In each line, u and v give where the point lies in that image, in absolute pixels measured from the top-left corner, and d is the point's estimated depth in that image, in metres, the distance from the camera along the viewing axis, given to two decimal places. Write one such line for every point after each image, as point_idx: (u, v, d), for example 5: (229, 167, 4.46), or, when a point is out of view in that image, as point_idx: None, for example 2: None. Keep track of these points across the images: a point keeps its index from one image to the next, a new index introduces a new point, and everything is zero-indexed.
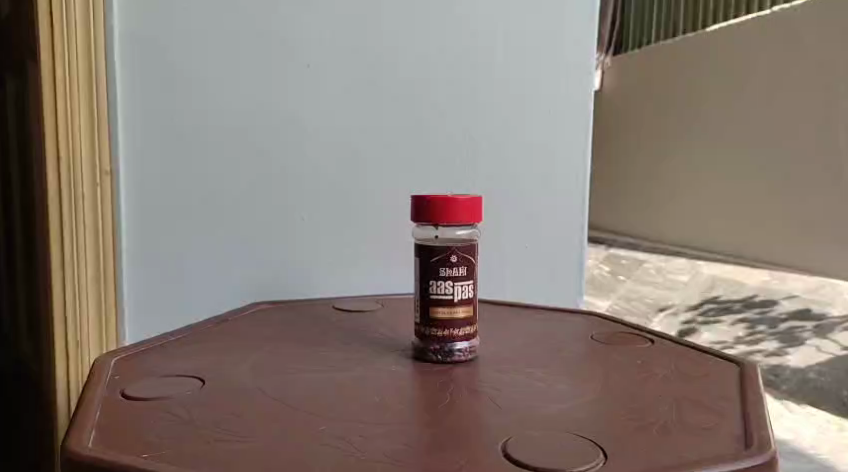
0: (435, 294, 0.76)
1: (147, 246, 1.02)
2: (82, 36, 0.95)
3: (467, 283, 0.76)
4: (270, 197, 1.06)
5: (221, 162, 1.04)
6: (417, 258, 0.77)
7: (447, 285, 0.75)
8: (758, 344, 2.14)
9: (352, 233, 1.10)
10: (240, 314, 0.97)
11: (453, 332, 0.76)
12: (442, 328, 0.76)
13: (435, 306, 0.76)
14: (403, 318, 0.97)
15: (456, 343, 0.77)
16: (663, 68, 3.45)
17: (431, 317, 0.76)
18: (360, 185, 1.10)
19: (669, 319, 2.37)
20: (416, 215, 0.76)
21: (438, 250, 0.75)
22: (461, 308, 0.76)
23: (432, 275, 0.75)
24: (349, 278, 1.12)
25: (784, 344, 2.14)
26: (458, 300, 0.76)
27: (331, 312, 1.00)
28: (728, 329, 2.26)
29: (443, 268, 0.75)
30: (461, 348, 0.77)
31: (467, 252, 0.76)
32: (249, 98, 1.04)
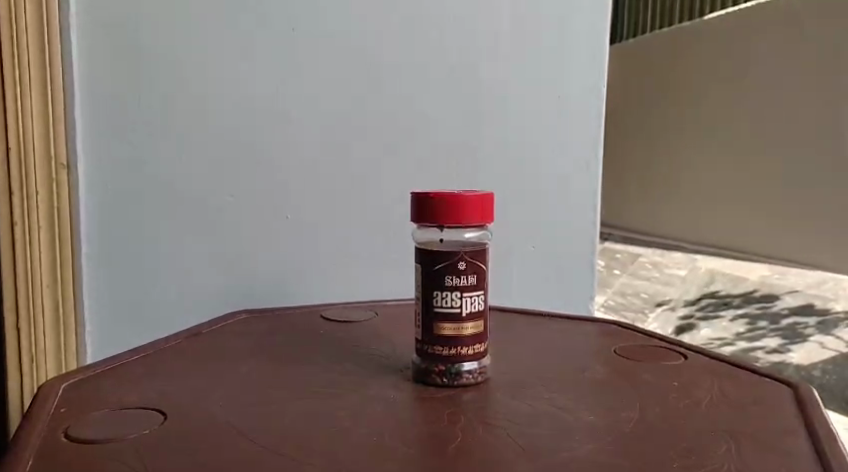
0: (439, 306, 0.65)
1: (111, 247, 0.92)
2: (34, 16, 0.86)
3: (477, 294, 0.65)
4: (250, 193, 0.95)
5: (193, 155, 0.93)
6: (419, 265, 0.66)
7: (454, 296, 0.65)
8: (759, 342, 2.05)
9: (341, 234, 0.99)
10: (213, 325, 0.86)
11: (461, 350, 0.65)
12: (449, 346, 0.65)
13: (440, 320, 0.65)
14: (400, 330, 0.86)
15: (464, 363, 0.66)
16: (662, 56, 3.34)
17: (435, 334, 0.65)
18: (351, 180, 0.99)
19: (667, 315, 2.25)
20: (418, 214, 0.65)
21: (445, 255, 0.65)
22: (471, 323, 0.65)
23: (436, 285, 0.65)
24: (339, 283, 1.00)
25: (786, 341, 2.05)
26: (467, 313, 0.65)
27: (318, 322, 0.89)
28: (728, 325, 2.16)
29: (450, 276, 0.65)
30: (470, 370, 0.66)
31: (478, 259, 0.65)
32: (225, 82, 0.93)
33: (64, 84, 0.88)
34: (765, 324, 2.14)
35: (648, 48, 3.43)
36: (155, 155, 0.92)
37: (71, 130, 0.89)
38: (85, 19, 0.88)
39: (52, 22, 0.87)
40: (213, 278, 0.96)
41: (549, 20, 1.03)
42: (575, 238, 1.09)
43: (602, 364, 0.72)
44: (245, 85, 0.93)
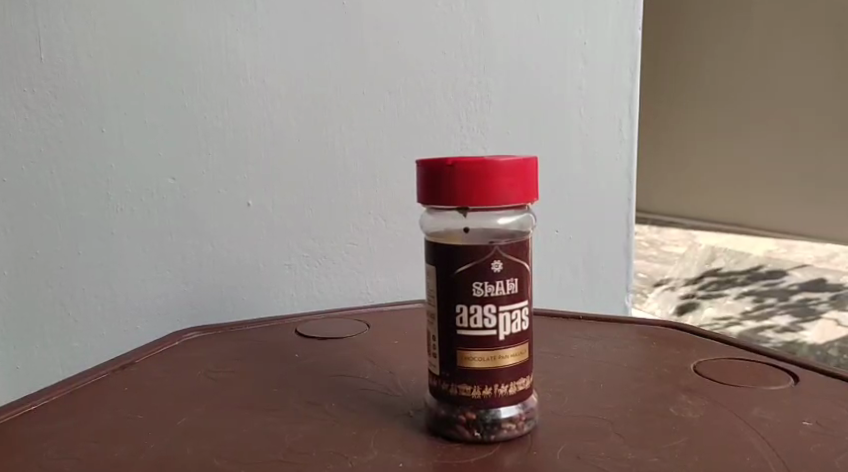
0: (465, 328, 0.44)
1: (16, 247, 0.72)
2: None
3: (517, 306, 0.45)
4: (198, 177, 0.75)
5: (119, 129, 0.72)
6: (432, 269, 0.45)
7: (485, 312, 0.44)
8: (767, 320, 1.61)
9: (318, 223, 0.79)
10: (148, 351, 0.64)
11: (498, 391, 0.45)
12: (479, 385, 0.44)
13: (466, 346, 0.44)
14: (400, 347, 0.66)
15: (503, 408, 0.45)
16: None
17: (461, 367, 0.45)
18: (328, 156, 0.78)
19: (663, 290, 1.75)
20: (429, 192, 0.44)
21: (470, 254, 0.44)
22: (510, 349, 0.45)
23: (459, 297, 0.44)
24: (318, 286, 0.81)
25: (797, 319, 1.60)
26: (506, 335, 0.45)
27: (292, 341, 0.69)
28: (728, 302, 1.69)
29: (479, 284, 0.44)
30: (512, 417, 0.45)
31: (518, 255, 0.45)
32: (154, 33, 0.71)
33: None
34: (774, 301, 1.67)
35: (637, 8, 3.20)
36: (68, 129, 0.71)
37: None
38: None
39: None
40: (152, 285, 0.75)
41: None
42: (606, 220, 0.89)
43: (686, 389, 0.53)
44: (182, 35, 0.72)
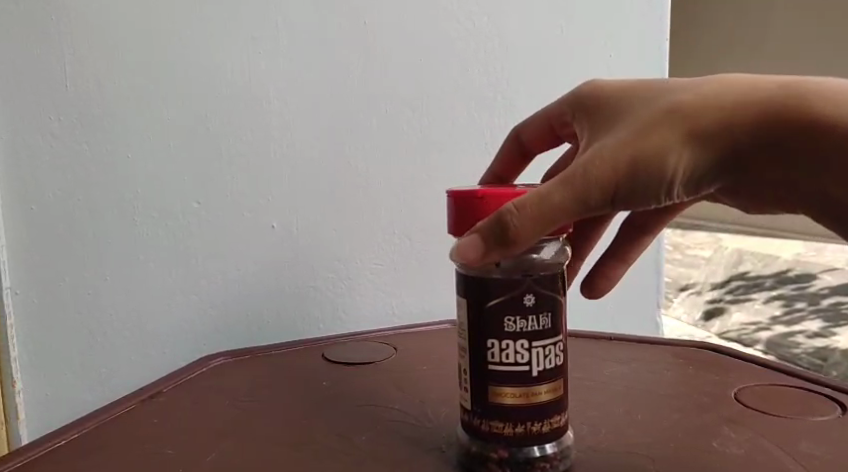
0: (498, 363, 0.43)
1: (42, 275, 0.70)
2: None
3: (550, 341, 0.44)
4: (223, 202, 0.74)
5: (146, 154, 0.71)
6: (463, 303, 0.45)
7: (519, 347, 0.43)
8: (799, 324, 1.70)
9: (342, 244, 0.79)
10: (178, 380, 0.64)
11: (531, 428, 0.43)
12: (512, 421, 0.43)
13: (498, 381, 0.43)
14: (430, 373, 0.65)
15: (536, 446, 0.44)
16: None
17: (493, 402, 0.43)
18: (351, 175, 0.78)
19: (694, 298, 1.87)
20: (485, 256, 0.42)
21: (503, 287, 0.43)
22: (544, 385, 0.43)
23: (491, 331, 0.43)
24: (343, 309, 0.80)
25: (828, 324, 1.69)
26: (539, 371, 0.43)
27: (322, 367, 0.68)
28: (760, 308, 1.81)
29: (512, 318, 0.43)
30: (545, 456, 0.44)
31: (549, 288, 0.44)
32: (177, 54, 0.71)
33: None
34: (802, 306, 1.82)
35: None
36: (93, 154, 0.70)
37: None
38: None
39: None
40: (179, 310, 0.75)
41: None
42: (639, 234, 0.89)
43: (729, 421, 0.51)
44: (207, 58, 0.72)
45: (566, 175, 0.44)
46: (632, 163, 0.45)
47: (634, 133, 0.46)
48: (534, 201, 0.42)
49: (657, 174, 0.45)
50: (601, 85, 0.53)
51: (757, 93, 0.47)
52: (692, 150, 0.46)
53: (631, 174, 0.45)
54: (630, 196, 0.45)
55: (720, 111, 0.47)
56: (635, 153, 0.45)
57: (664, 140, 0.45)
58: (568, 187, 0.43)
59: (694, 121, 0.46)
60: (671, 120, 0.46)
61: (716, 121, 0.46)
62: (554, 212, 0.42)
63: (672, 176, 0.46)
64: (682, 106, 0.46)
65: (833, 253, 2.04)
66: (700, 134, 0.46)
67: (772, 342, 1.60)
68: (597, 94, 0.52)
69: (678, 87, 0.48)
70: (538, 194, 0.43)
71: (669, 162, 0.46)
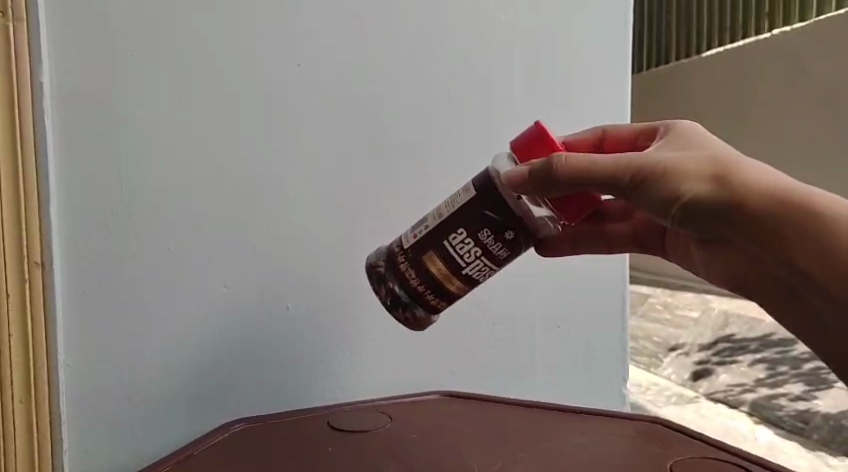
0: (451, 243, 0.73)
1: (94, 350, 0.81)
2: (5, 92, 0.75)
3: (487, 264, 0.73)
4: (247, 287, 0.87)
5: (183, 246, 0.84)
6: (476, 197, 0.72)
7: (470, 250, 0.72)
8: (781, 386, 1.71)
9: (348, 322, 0.92)
10: (206, 444, 0.78)
11: (427, 297, 0.74)
12: (422, 280, 0.74)
13: (441, 255, 0.73)
14: (420, 443, 0.78)
15: (412, 302, 0.75)
16: (648, 89, 3.24)
17: (423, 260, 0.74)
18: (355, 263, 0.92)
19: (683, 359, 1.96)
20: (524, 182, 0.68)
21: (503, 211, 0.71)
22: (459, 280, 0.74)
23: (472, 226, 0.72)
24: (346, 379, 0.92)
25: (810, 386, 1.70)
26: (465, 271, 0.73)
27: (328, 434, 0.80)
28: (746, 370, 1.83)
29: (486, 233, 0.72)
30: (417, 315, 0.76)
31: (520, 242, 0.73)
32: (213, 163, 0.85)
33: (39, 172, 0.77)
34: (786, 369, 1.82)
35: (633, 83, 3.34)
36: (140, 245, 0.83)
37: (46, 227, 0.78)
38: (65, 101, 0.78)
39: (24, 105, 0.76)
40: (206, 382, 0.86)
41: (555, 83, 1.01)
42: (606, 317, 1.05)
43: None
44: (239, 168, 0.86)
45: (615, 160, 0.66)
46: (665, 171, 0.65)
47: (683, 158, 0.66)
48: (581, 161, 0.67)
49: (674, 189, 0.64)
50: (705, 134, 0.72)
51: (778, 179, 0.65)
52: (715, 194, 0.64)
53: (662, 180, 0.65)
54: (652, 194, 0.65)
55: (749, 176, 0.65)
56: (668, 169, 0.65)
57: (694, 169, 0.65)
58: (612, 166, 0.66)
59: (725, 170, 0.65)
60: (713, 163, 0.66)
61: (749, 186, 0.64)
62: (592, 174, 0.66)
63: (683, 195, 0.64)
64: (730, 161, 0.66)
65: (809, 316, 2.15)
66: (722, 179, 0.65)
67: (753, 408, 1.62)
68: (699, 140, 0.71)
69: (732, 155, 0.67)
70: (588, 162, 0.66)
71: (692, 189, 0.64)
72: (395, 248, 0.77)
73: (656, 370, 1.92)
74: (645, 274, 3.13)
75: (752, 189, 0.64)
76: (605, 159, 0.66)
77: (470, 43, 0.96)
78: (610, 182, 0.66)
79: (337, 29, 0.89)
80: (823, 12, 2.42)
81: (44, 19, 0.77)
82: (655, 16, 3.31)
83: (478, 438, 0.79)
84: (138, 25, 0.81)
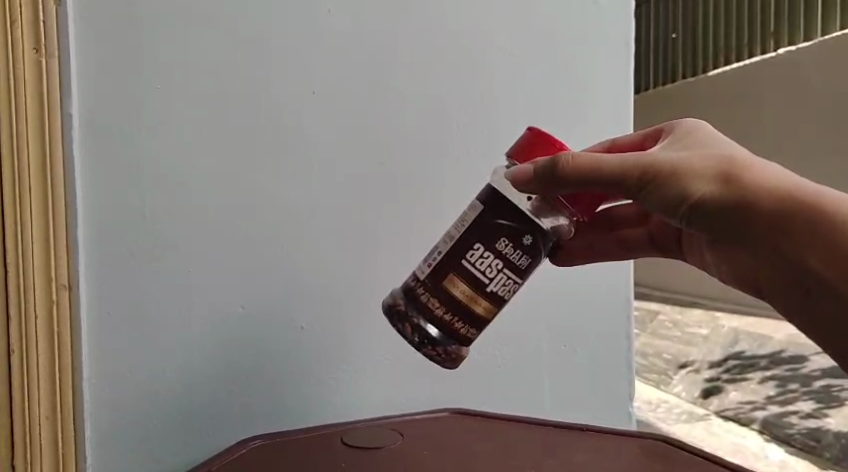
0: (469, 260, 0.72)
1: (116, 367, 0.85)
2: (36, 124, 0.80)
3: (511, 276, 0.73)
4: (262, 306, 0.90)
5: (201, 268, 0.88)
6: (484, 213, 0.73)
7: (491, 264, 0.72)
8: (791, 404, 1.72)
9: (360, 341, 0.95)
10: (223, 461, 0.81)
11: (455, 325, 0.72)
12: (446, 307, 0.72)
13: (462, 276, 0.72)
14: (430, 461, 0.80)
15: (439, 334, 0.74)
16: (657, 107, 3.27)
17: (445, 286, 0.73)
18: (367, 283, 0.95)
19: (693, 376, 1.97)
20: (531, 180, 0.70)
21: (517, 221, 0.72)
22: (485, 300, 0.73)
23: (489, 239, 0.72)
24: (358, 396, 0.95)
25: (820, 405, 1.70)
26: (490, 288, 0.72)
27: (341, 451, 0.83)
28: (755, 387, 1.84)
29: (503, 242, 0.72)
30: (446, 347, 0.75)
31: (539, 249, 0.73)
32: (231, 187, 0.88)
33: (67, 198, 0.82)
34: (796, 386, 1.81)
35: (643, 101, 3.37)
36: (161, 266, 0.86)
37: (73, 250, 0.82)
38: (91, 131, 0.83)
39: (54, 133, 0.81)
40: (224, 399, 0.89)
41: (561, 109, 1.04)
42: (613, 335, 1.07)
43: None
44: (255, 192, 0.89)
45: (623, 159, 0.68)
46: (672, 173, 0.66)
47: (692, 156, 0.67)
48: (589, 160, 0.69)
49: (681, 191, 0.66)
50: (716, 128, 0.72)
51: (786, 179, 0.66)
52: (722, 192, 0.65)
53: (669, 179, 0.66)
54: (659, 193, 0.67)
55: (757, 173, 0.66)
56: (675, 170, 0.66)
57: (701, 169, 0.66)
58: (620, 166, 0.68)
59: (733, 170, 0.66)
60: (721, 162, 0.66)
61: (756, 183, 0.65)
62: (600, 173, 0.68)
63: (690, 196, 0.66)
64: (739, 159, 0.67)
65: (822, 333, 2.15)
66: (730, 179, 0.65)
67: (762, 427, 1.63)
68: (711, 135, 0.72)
69: (742, 153, 0.67)
70: (596, 164, 0.68)
71: (701, 188, 0.66)
72: (410, 280, 0.76)
73: (666, 387, 1.93)
74: (657, 293, 3.13)
75: (760, 186, 0.65)
76: (613, 159, 0.68)
77: (478, 71, 0.99)
78: (618, 183, 0.68)
79: (349, 59, 0.93)
80: (829, 32, 2.45)
81: (73, 53, 0.82)
82: (663, 36, 3.34)
83: (485, 455, 0.82)
84: (161, 57, 0.85)
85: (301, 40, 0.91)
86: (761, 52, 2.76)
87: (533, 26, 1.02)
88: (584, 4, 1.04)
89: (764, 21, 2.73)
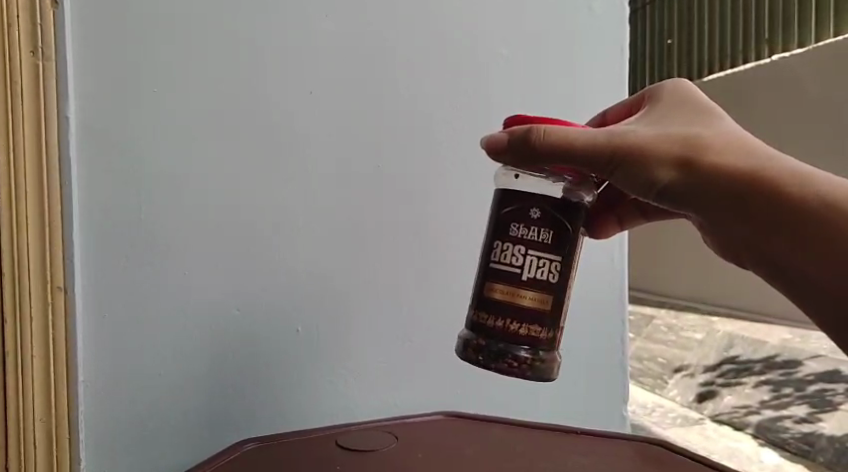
0: (497, 259, 0.73)
1: (111, 370, 0.85)
2: (33, 128, 0.80)
3: (539, 255, 0.72)
4: (258, 309, 0.90)
5: (197, 270, 0.88)
6: (493, 216, 0.75)
7: (515, 250, 0.72)
8: (785, 408, 1.72)
9: (355, 343, 0.95)
10: (217, 463, 0.81)
11: (509, 326, 0.72)
12: (493, 314, 0.72)
13: (497, 277, 0.73)
14: (424, 464, 0.81)
15: (499, 343, 0.72)
16: None
17: (485, 297, 0.73)
18: (362, 286, 0.95)
19: (687, 381, 1.98)
20: (504, 151, 0.71)
21: (518, 203, 0.73)
22: (527, 290, 0.72)
23: (503, 231, 0.73)
24: (354, 399, 0.95)
25: (814, 409, 1.70)
26: (526, 276, 0.72)
27: (335, 453, 0.83)
28: (750, 391, 1.84)
29: (515, 225, 0.73)
30: (517, 355, 0.72)
31: (554, 217, 0.73)
32: (227, 190, 0.89)
33: (63, 200, 0.82)
34: (790, 391, 1.81)
35: None
36: (157, 269, 0.86)
37: (69, 252, 0.82)
38: (87, 134, 0.83)
39: (50, 137, 0.81)
40: (219, 402, 0.89)
41: (556, 112, 1.04)
42: (608, 338, 1.08)
43: None
44: (251, 195, 0.90)
45: (595, 136, 0.69)
46: (641, 156, 0.69)
47: (657, 136, 0.69)
48: (562, 137, 0.69)
49: (648, 178, 0.69)
50: (685, 102, 0.74)
51: (747, 163, 0.69)
52: (685, 177, 0.69)
53: (635, 163, 0.69)
54: (624, 175, 0.70)
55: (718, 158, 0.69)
56: (643, 153, 0.69)
57: (667, 154, 0.69)
58: (592, 145, 0.69)
59: (699, 156, 0.69)
60: (686, 147, 0.69)
61: (718, 169, 0.69)
62: (572, 151, 0.69)
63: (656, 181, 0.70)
64: (703, 144, 0.69)
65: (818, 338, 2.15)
66: (694, 166, 0.69)
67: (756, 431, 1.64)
68: (675, 107, 0.74)
69: (706, 135, 0.70)
70: (568, 141, 0.69)
71: (663, 174, 0.69)
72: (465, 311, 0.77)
73: (661, 392, 1.96)
74: (653, 298, 3.14)
75: (720, 170, 0.69)
76: (585, 137, 0.69)
77: (473, 75, 1.00)
78: (589, 162, 0.69)
79: (345, 62, 0.93)
80: (823, 38, 2.46)
81: (70, 57, 0.82)
82: (659, 42, 3.35)
83: (480, 458, 0.82)
84: (157, 60, 0.85)
85: (296, 44, 0.91)
86: (755, 57, 2.77)
87: (527, 31, 1.02)
88: (578, 7, 1.05)
89: (759, 26, 2.74)
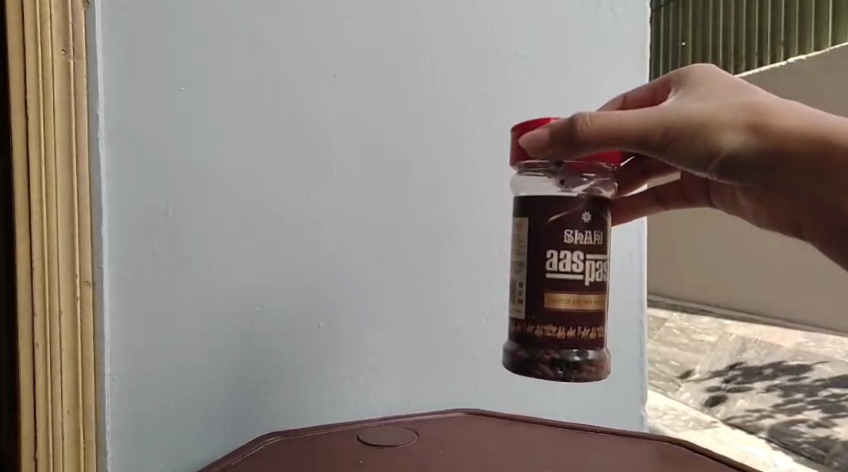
0: (558, 270, 0.74)
1: (138, 364, 0.86)
2: (63, 123, 0.82)
3: (595, 258, 0.75)
4: (280, 306, 0.91)
5: (221, 267, 0.89)
6: (533, 226, 0.75)
7: (574, 259, 0.74)
8: (800, 413, 1.71)
9: (375, 341, 0.96)
10: (237, 457, 0.82)
11: (581, 334, 0.74)
12: (563, 325, 0.74)
13: (558, 288, 0.74)
14: (443, 461, 0.81)
15: (572, 353, 0.74)
16: None
17: (548, 310, 0.74)
18: (383, 284, 0.96)
19: (700, 383, 1.98)
20: (546, 147, 0.74)
21: (567, 209, 0.74)
22: (591, 294, 0.74)
23: (555, 241, 0.74)
24: (373, 396, 0.96)
25: (830, 414, 1.69)
26: (589, 281, 0.74)
27: (354, 449, 0.84)
28: (764, 394, 1.84)
29: (569, 233, 0.74)
30: (589, 358, 0.75)
31: (598, 217, 0.75)
32: (252, 187, 0.90)
33: (92, 197, 0.83)
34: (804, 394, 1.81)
35: None
36: (184, 264, 0.87)
37: (97, 247, 0.84)
38: (116, 131, 0.84)
39: (81, 135, 0.83)
40: (242, 397, 0.90)
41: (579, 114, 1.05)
42: (625, 341, 1.08)
43: None
44: (276, 192, 0.91)
45: (640, 118, 0.72)
46: (689, 134, 0.71)
47: (702, 113, 0.71)
48: (604, 123, 0.72)
49: (699, 152, 0.71)
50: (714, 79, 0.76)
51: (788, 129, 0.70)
52: (733, 147, 0.71)
53: (688, 137, 0.71)
54: (676, 152, 0.72)
55: (758, 123, 0.71)
56: (692, 131, 0.71)
57: (713, 131, 0.71)
58: (638, 127, 0.71)
59: (743, 128, 0.71)
60: (730, 121, 0.71)
61: (762, 138, 0.71)
62: (618, 136, 0.72)
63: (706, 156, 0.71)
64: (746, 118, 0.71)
65: (833, 343, 2.14)
66: (740, 138, 0.71)
67: (771, 437, 1.63)
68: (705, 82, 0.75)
69: (747, 108, 0.71)
70: (614, 127, 0.72)
71: (716, 144, 0.71)
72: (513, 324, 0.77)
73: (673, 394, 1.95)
74: (666, 301, 3.14)
75: (764, 131, 0.71)
76: (631, 120, 0.71)
77: (494, 76, 1.01)
78: (640, 142, 0.72)
79: (368, 63, 0.94)
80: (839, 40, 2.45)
81: (102, 55, 0.83)
82: (672, 44, 3.36)
83: (499, 456, 0.83)
84: (187, 59, 0.87)
85: (321, 44, 0.92)
86: (770, 60, 2.77)
87: (548, 33, 1.03)
88: (600, 10, 1.05)
89: (774, 29, 2.74)
